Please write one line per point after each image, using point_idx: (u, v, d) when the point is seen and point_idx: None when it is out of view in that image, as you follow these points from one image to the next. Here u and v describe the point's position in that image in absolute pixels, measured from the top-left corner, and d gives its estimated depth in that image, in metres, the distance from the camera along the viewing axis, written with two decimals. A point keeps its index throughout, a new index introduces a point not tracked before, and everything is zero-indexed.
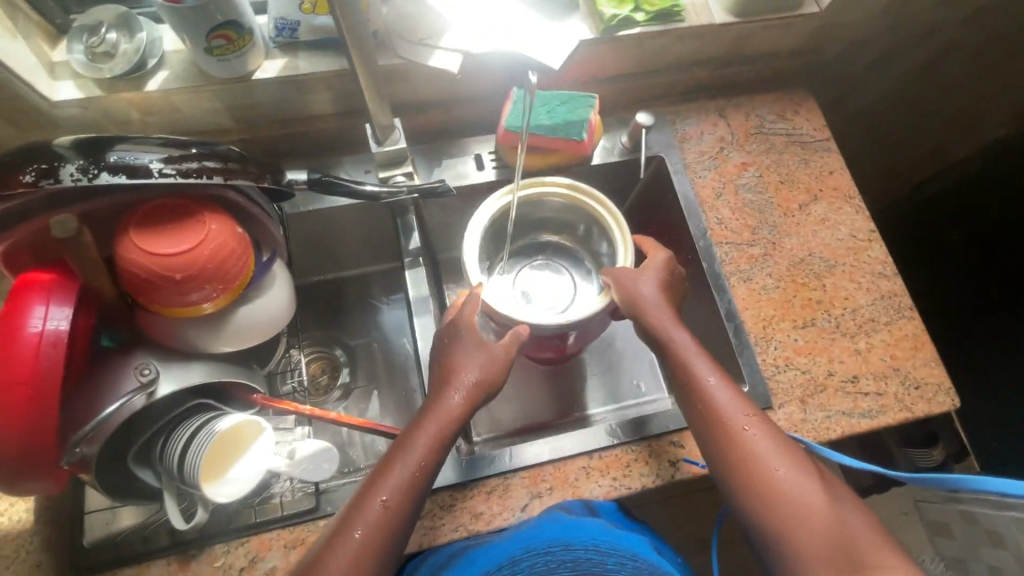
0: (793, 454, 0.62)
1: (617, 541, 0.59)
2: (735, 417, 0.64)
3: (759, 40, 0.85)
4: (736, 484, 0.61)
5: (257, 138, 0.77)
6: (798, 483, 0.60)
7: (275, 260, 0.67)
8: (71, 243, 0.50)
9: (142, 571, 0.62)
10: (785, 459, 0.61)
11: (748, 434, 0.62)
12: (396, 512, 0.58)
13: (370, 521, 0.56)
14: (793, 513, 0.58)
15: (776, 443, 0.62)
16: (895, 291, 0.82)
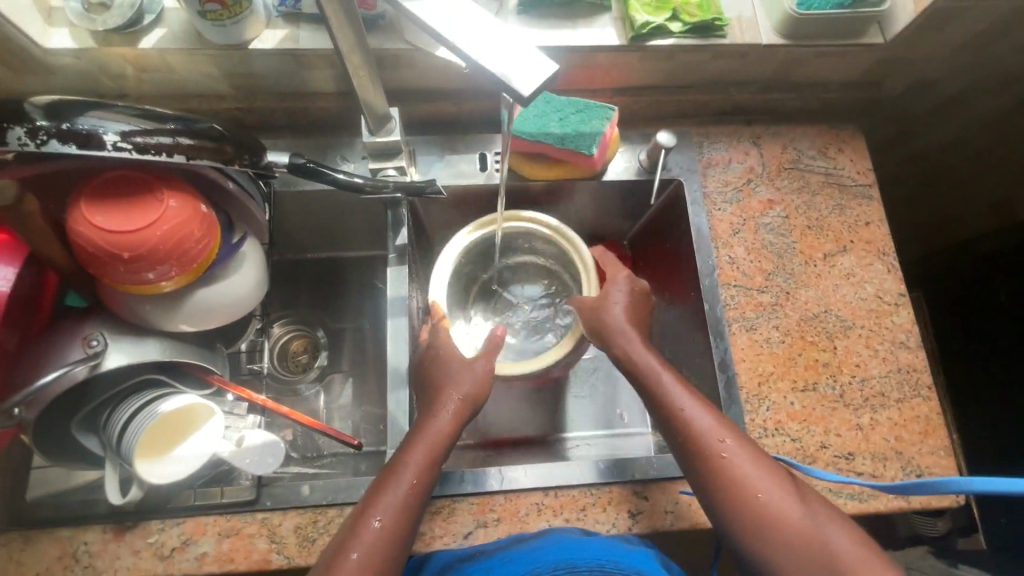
0: (772, 475, 0.57)
1: (622, 559, 0.53)
2: (708, 441, 0.59)
3: (810, 66, 0.77)
4: (728, 524, 0.56)
5: (255, 108, 0.74)
6: (783, 512, 0.55)
7: (246, 242, 0.64)
8: (12, 210, 0.50)
9: (77, 534, 0.62)
10: (765, 484, 0.56)
11: (730, 459, 0.57)
12: (397, 521, 0.56)
13: (364, 543, 0.54)
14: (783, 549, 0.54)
15: (758, 464, 0.57)
16: (914, 365, 0.74)
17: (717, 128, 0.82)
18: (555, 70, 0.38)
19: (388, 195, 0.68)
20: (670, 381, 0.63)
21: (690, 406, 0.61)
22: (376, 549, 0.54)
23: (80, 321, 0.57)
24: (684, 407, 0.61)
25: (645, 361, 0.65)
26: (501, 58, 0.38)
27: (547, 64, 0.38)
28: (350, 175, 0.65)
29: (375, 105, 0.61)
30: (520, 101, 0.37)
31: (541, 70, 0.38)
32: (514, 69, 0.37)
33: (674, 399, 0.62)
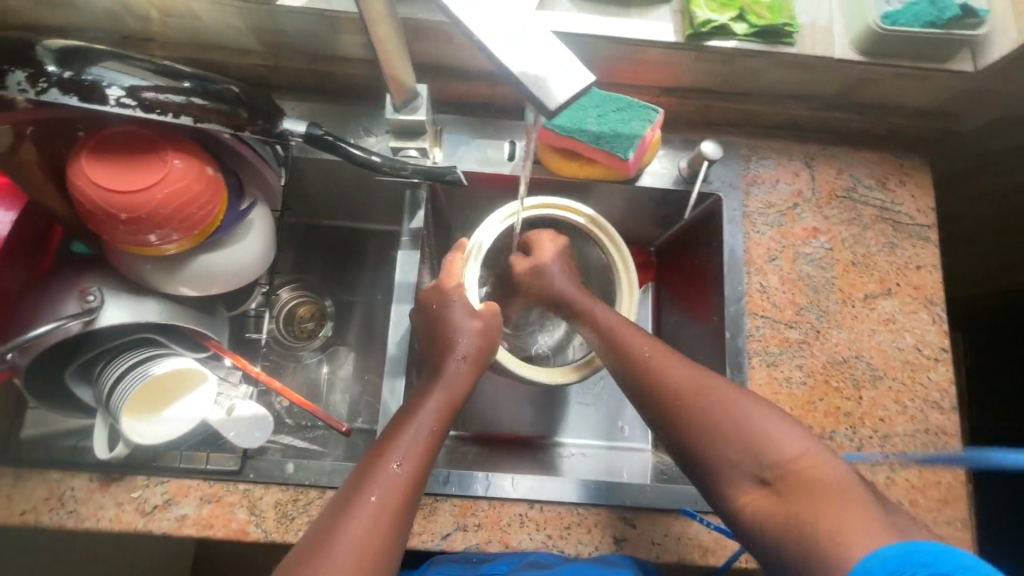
0: (770, 426, 0.52)
1: None
2: (695, 410, 0.54)
3: (884, 87, 0.69)
4: (693, 458, 0.54)
5: (282, 67, 0.71)
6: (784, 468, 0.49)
7: (256, 210, 0.62)
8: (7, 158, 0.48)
9: (65, 479, 0.63)
10: (761, 446, 0.51)
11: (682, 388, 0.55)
12: (388, 513, 0.50)
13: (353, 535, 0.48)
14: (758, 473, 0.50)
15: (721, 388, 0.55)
16: (944, 428, 0.68)
17: (769, 143, 0.76)
18: (591, 81, 0.33)
19: (406, 177, 0.64)
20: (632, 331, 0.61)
21: (676, 375, 0.57)
22: (365, 540, 0.48)
23: (81, 273, 0.57)
24: (669, 376, 0.57)
25: (620, 334, 0.61)
26: (529, 58, 0.34)
27: (581, 70, 0.34)
28: (368, 152, 0.61)
29: (400, 80, 0.57)
30: (544, 112, 0.33)
31: (575, 79, 0.34)
32: (541, 75, 0.33)
33: (653, 371, 0.58)
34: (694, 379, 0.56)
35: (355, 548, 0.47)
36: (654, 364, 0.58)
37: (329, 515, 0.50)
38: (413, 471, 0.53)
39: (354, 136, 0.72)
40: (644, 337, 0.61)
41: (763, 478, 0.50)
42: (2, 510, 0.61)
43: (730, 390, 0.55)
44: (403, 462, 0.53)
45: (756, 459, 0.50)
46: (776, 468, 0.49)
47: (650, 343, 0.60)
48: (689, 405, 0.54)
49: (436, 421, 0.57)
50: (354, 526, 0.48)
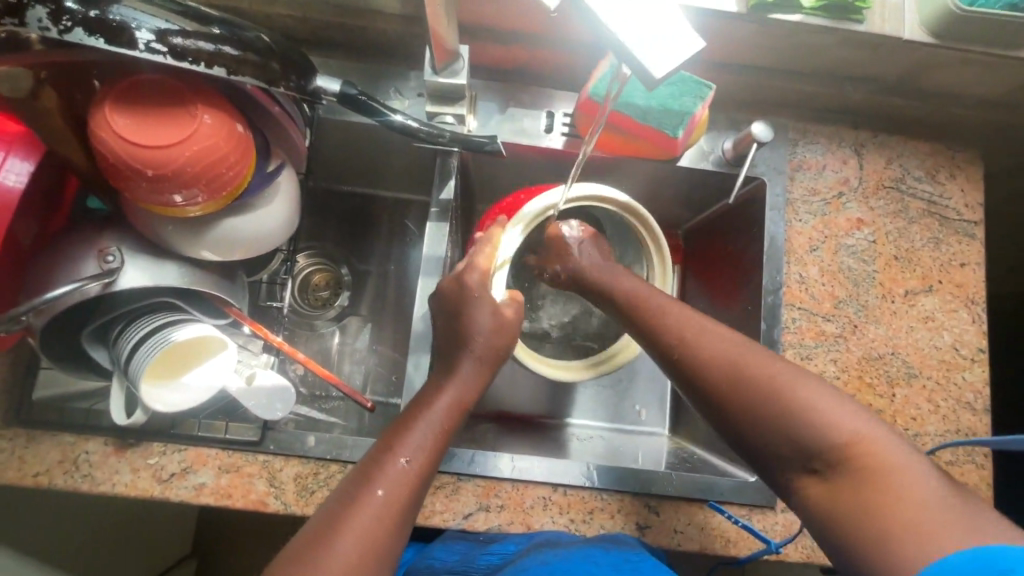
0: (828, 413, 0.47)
1: None
2: (739, 397, 0.50)
3: (948, 73, 0.65)
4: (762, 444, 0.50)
5: (310, 19, 0.66)
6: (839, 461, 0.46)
7: (283, 171, 0.59)
8: (23, 104, 0.44)
9: (80, 442, 0.61)
10: (813, 436, 0.47)
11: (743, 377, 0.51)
12: (392, 513, 0.47)
13: (357, 532, 0.45)
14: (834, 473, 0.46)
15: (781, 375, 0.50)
16: (974, 429, 0.68)
17: (817, 128, 0.72)
18: (700, 47, 0.33)
19: (442, 145, 0.61)
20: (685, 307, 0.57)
21: (725, 355, 0.52)
22: (364, 541, 0.45)
23: (98, 231, 0.54)
24: (712, 357, 0.53)
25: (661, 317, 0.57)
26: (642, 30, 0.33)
27: (689, 36, 0.33)
28: (406, 117, 0.58)
29: (445, 40, 0.53)
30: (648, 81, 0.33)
31: (685, 48, 0.33)
32: (652, 47, 0.33)
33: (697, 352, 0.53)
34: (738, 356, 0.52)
35: (354, 549, 0.44)
36: (685, 348, 0.54)
37: (324, 510, 0.47)
38: (420, 468, 0.50)
39: (383, 97, 0.68)
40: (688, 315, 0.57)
41: (805, 477, 0.48)
42: (15, 471, 0.60)
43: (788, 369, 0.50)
44: (410, 458, 0.50)
45: (802, 451, 0.47)
46: (827, 457, 0.46)
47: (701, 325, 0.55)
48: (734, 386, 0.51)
49: (449, 416, 0.54)
50: (353, 525, 0.45)
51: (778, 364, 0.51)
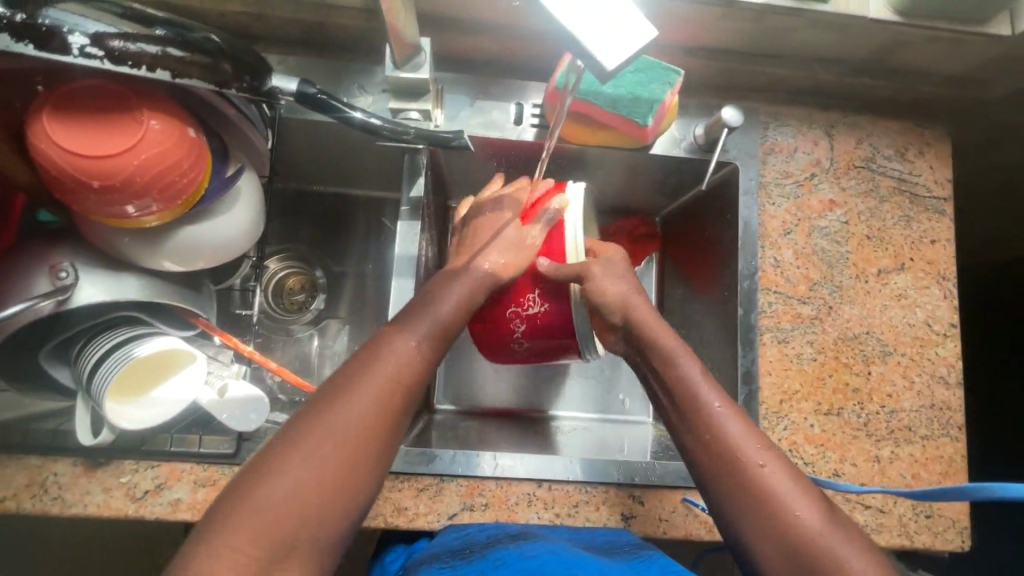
0: (798, 516, 0.49)
1: None
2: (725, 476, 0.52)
3: (916, 50, 0.65)
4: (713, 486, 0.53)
5: (265, 16, 0.63)
6: (783, 558, 0.48)
7: (242, 175, 0.56)
8: None
9: (47, 464, 0.59)
10: (768, 515, 0.49)
11: (716, 423, 0.54)
12: (402, 387, 0.51)
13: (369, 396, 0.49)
14: (771, 526, 0.49)
15: (749, 432, 0.53)
16: (948, 403, 0.69)
17: (788, 110, 0.72)
18: (654, 36, 0.32)
19: (407, 142, 0.59)
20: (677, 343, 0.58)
21: (728, 438, 0.53)
22: (374, 408, 0.48)
23: (49, 246, 0.51)
24: (716, 434, 0.53)
25: (682, 369, 0.57)
26: (592, 23, 0.32)
27: (643, 25, 0.32)
28: (368, 114, 0.56)
29: (404, 34, 0.52)
30: (598, 75, 0.32)
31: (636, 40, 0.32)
32: (603, 40, 0.31)
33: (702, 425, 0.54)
34: (740, 442, 0.53)
35: (366, 414, 0.48)
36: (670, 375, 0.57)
37: (339, 375, 0.50)
38: (427, 352, 0.54)
39: (346, 94, 0.66)
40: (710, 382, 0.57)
41: None
42: None
43: (779, 466, 0.52)
44: (419, 341, 0.54)
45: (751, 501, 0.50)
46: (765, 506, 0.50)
47: (716, 395, 0.56)
48: (726, 462, 0.52)
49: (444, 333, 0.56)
50: (365, 391, 0.49)
51: (742, 425, 0.54)
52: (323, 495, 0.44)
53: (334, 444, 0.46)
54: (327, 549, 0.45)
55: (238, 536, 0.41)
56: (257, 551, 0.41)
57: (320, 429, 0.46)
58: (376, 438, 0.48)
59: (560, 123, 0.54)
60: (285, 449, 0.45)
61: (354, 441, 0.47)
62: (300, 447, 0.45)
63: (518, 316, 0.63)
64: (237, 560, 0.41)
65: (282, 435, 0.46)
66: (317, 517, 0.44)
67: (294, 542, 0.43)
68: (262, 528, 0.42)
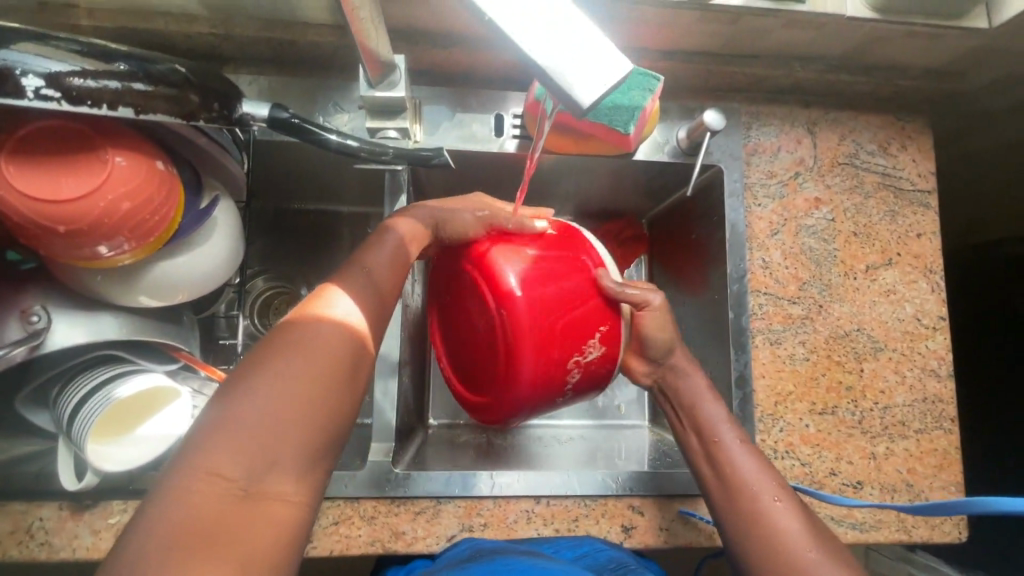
0: (807, 556, 0.51)
1: None
2: (738, 510, 0.54)
3: (893, 46, 0.65)
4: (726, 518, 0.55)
5: (233, 37, 0.61)
6: None
7: (217, 204, 0.55)
8: None
9: (31, 509, 0.57)
10: (774, 550, 0.52)
11: (733, 458, 0.56)
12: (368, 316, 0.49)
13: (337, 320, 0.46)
14: (778, 559, 0.51)
15: (763, 469, 0.56)
16: (940, 396, 0.69)
17: (769, 109, 0.72)
18: (630, 68, 0.31)
19: (386, 162, 0.58)
20: (700, 381, 0.62)
21: (745, 474, 0.55)
22: (345, 335, 0.46)
23: (20, 289, 0.50)
24: (734, 470, 0.56)
25: (705, 409, 0.60)
26: (568, 58, 0.31)
27: (618, 56, 0.31)
28: (344, 136, 0.54)
29: (377, 53, 0.51)
30: (577, 112, 0.31)
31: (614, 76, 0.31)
32: (579, 75, 0.30)
33: (719, 457, 0.57)
34: (751, 478, 0.55)
35: (340, 336, 0.45)
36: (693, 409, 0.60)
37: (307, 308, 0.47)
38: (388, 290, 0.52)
39: (322, 114, 0.65)
40: (729, 421, 0.59)
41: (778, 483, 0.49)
42: None
43: (791, 505, 0.54)
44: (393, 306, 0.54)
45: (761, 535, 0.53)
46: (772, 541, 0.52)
47: (731, 431, 0.58)
48: (739, 498, 0.55)
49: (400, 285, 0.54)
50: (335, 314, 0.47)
51: (756, 461, 0.57)
52: (297, 415, 0.41)
53: (308, 364, 0.43)
54: (315, 464, 0.42)
55: (212, 453, 0.38)
56: (238, 469, 0.38)
57: (293, 351, 0.43)
58: (354, 356, 0.45)
59: (543, 140, 0.54)
60: (254, 372, 0.42)
61: (331, 360, 0.44)
62: (269, 367, 0.42)
63: (576, 364, 0.54)
64: (219, 479, 0.38)
65: (247, 361, 0.43)
66: (292, 438, 0.40)
67: (277, 459, 0.40)
68: (243, 445, 0.39)
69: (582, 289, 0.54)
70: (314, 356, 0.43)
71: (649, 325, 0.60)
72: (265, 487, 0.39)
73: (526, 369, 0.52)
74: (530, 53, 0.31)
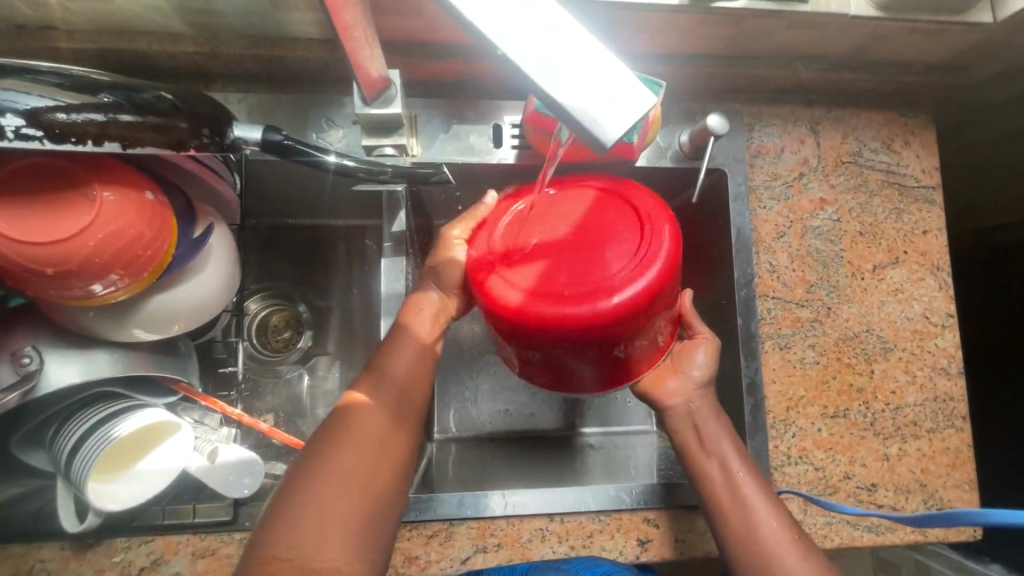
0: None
1: None
2: (753, 548, 0.51)
3: (896, 42, 0.64)
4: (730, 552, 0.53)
5: (221, 55, 0.59)
6: None
7: (212, 231, 0.53)
8: None
9: (32, 551, 0.56)
10: None
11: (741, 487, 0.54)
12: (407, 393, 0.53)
13: (383, 400, 0.52)
14: None
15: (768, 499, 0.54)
16: (951, 394, 0.69)
17: (771, 110, 0.71)
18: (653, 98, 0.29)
19: (385, 180, 0.56)
20: (712, 412, 0.59)
21: (754, 506, 0.53)
22: (389, 418, 0.51)
23: (10, 330, 0.48)
24: (745, 503, 0.53)
25: (715, 435, 0.57)
26: (582, 85, 0.29)
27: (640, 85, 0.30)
28: (341, 156, 0.53)
29: (373, 70, 0.49)
30: (600, 148, 0.29)
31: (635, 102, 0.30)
32: (598, 105, 0.29)
33: (732, 490, 0.54)
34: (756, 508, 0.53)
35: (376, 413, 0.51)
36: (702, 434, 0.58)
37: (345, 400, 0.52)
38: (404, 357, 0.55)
39: (315, 131, 0.63)
40: (740, 452, 0.56)
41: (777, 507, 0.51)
42: None
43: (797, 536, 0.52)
44: (416, 346, 0.56)
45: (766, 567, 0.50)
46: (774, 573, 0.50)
47: (742, 462, 0.56)
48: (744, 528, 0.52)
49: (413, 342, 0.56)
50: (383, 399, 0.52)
51: (763, 489, 0.54)
52: (351, 496, 0.46)
53: (351, 443, 0.48)
54: (367, 542, 0.45)
55: (278, 537, 0.43)
56: (294, 548, 0.42)
57: (348, 438, 0.48)
58: (391, 429, 0.50)
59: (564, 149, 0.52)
60: (307, 457, 0.47)
61: (372, 437, 0.49)
62: (330, 453, 0.47)
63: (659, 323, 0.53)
64: (278, 559, 0.42)
65: (301, 459, 0.48)
66: (346, 517, 0.45)
67: (329, 531, 0.44)
68: (303, 526, 0.43)
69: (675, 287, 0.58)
70: (364, 440, 0.48)
71: (686, 353, 0.61)
72: (319, 563, 0.42)
73: (658, 284, 0.49)
74: (540, 82, 0.29)
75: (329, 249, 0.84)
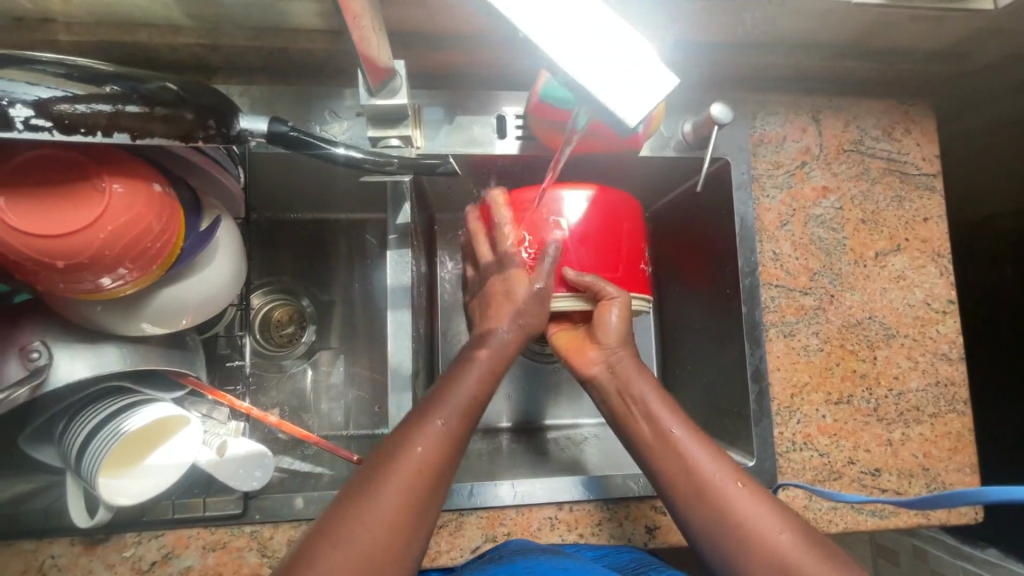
0: (780, 540, 0.47)
1: None
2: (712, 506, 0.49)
3: (898, 30, 0.64)
4: (699, 522, 0.50)
5: (222, 47, 0.59)
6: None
7: (218, 224, 0.52)
8: None
9: (42, 547, 0.56)
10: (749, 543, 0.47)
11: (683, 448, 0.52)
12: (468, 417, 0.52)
13: (435, 434, 0.49)
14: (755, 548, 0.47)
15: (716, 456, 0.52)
16: (952, 379, 0.69)
17: (773, 100, 0.71)
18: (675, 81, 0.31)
19: (391, 172, 0.56)
20: (639, 381, 0.57)
21: (700, 463, 0.51)
22: (445, 452, 0.49)
23: (18, 326, 0.48)
24: (689, 465, 0.51)
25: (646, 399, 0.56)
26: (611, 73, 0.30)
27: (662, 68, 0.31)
28: (349, 148, 0.52)
29: (379, 61, 0.48)
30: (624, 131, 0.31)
31: (660, 86, 0.31)
32: (626, 95, 0.30)
33: (670, 452, 0.53)
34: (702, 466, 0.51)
35: (430, 439, 0.48)
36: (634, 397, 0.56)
37: (403, 429, 0.50)
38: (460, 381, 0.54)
39: (318, 123, 0.62)
40: (673, 410, 0.55)
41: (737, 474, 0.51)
42: None
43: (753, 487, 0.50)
44: None
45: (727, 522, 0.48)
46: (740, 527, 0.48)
47: (677, 420, 0.54)
48: (700, 490, 0.50)
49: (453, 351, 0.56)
50: (442, 428, 0.50)
51: (710, 450, 0.52)
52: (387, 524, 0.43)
53: (402, 471, 0.46)
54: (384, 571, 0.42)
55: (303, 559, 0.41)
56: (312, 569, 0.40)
57: (402, 464, 0.47)
58: (445, 460, 0.48)
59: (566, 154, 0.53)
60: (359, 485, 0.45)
61: (428, 467, 0.47)
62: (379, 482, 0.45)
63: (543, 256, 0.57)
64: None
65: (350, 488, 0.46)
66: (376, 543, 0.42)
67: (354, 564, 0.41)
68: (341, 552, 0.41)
69: (616, 266, 0.58)
70: (412, 467, 0.47)
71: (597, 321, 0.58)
72: None
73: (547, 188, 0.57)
74: (578, 74, 0.30)
75: (331, 243, 0.84)
